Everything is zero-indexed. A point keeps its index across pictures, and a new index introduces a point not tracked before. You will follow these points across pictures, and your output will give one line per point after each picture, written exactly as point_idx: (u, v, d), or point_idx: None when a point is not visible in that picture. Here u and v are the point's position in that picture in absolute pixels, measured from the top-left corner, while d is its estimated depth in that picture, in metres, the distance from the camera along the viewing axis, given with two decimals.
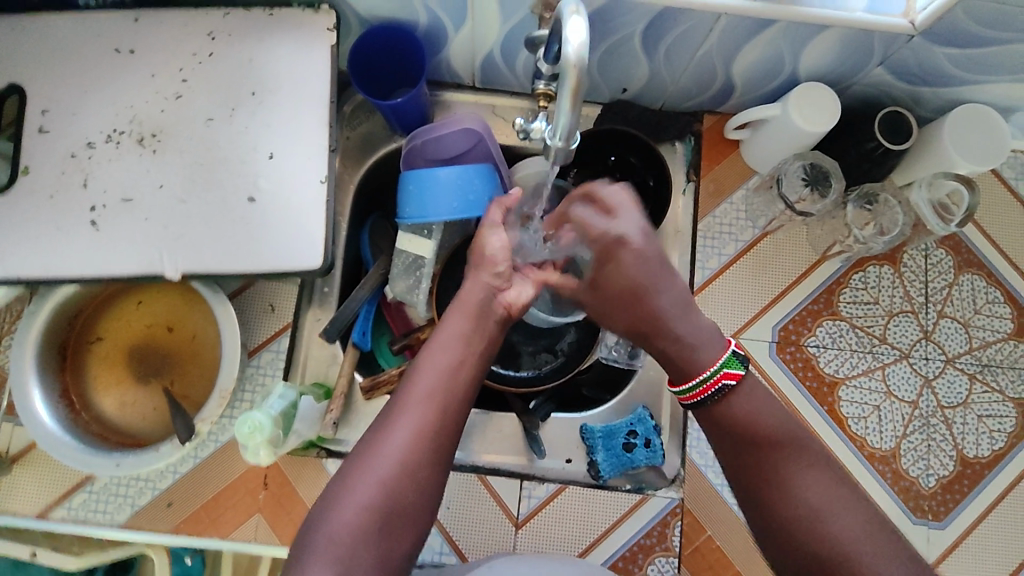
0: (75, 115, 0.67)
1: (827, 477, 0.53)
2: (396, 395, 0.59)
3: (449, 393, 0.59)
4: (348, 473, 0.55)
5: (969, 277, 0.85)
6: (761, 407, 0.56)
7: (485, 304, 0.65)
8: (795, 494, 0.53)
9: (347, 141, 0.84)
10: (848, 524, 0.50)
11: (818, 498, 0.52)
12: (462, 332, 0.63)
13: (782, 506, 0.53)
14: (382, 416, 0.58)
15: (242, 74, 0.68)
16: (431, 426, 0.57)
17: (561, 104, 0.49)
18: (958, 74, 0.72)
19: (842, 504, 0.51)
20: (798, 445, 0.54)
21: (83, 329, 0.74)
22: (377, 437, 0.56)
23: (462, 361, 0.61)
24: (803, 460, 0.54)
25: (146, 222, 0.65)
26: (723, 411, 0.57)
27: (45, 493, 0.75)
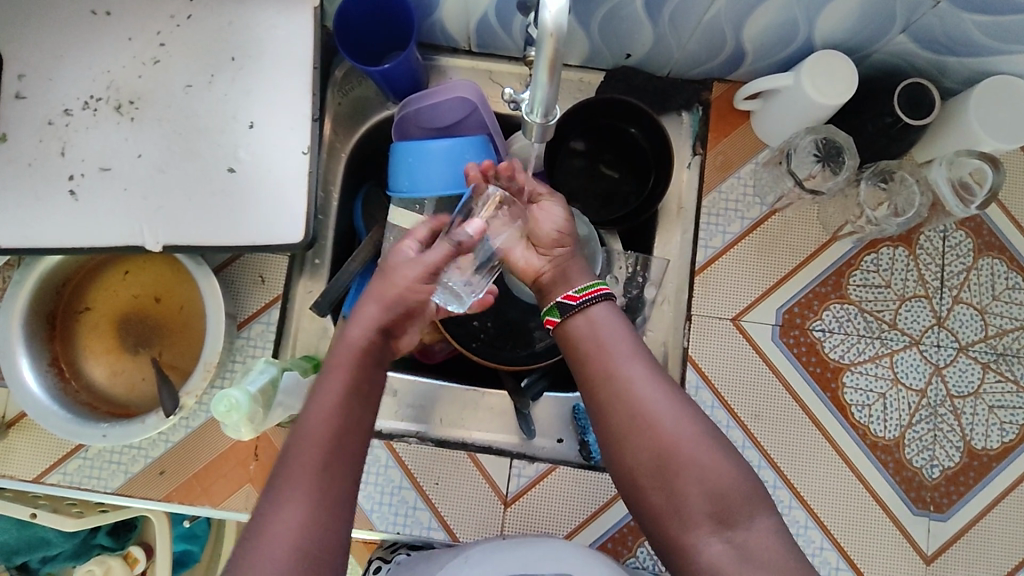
0: (53, 80, 0.65)
1: (690, 418, 0.58)
2: (278, 475, 0.53)
3: (339, 456, 0.55)
4: (236, 571, 0.49)
5: (988, 261, 0.81)
6: (608, 320, 0.63)
7: (378, 354, 0.62)
8: (665, 433, 0.57)
9: (338, 108, 0.81)
10: (713, 455, 0.56)
11: (683, 432, 0.57)
12: (346, 390, 0.58)
13: (662, 449, 0.57)
14: (273, 485, 0.53)
15: (222, 38, 0.66)
16: (330, 490, 0.53)
17: (539, 76, 0.46)
18: (990, 44, 0.66)
19: (704, 441, 0.57)
20: (654, 381, 0.59)
21: (72, 298, 0.74)
22: (266, 521, 0.51)
23: (349, 422, 0.56)
24: (666, 400, 0.58)
25: (125, 192, 0.64)
26: (592, 321, 0.62)
27: (41, 459, 0.76)
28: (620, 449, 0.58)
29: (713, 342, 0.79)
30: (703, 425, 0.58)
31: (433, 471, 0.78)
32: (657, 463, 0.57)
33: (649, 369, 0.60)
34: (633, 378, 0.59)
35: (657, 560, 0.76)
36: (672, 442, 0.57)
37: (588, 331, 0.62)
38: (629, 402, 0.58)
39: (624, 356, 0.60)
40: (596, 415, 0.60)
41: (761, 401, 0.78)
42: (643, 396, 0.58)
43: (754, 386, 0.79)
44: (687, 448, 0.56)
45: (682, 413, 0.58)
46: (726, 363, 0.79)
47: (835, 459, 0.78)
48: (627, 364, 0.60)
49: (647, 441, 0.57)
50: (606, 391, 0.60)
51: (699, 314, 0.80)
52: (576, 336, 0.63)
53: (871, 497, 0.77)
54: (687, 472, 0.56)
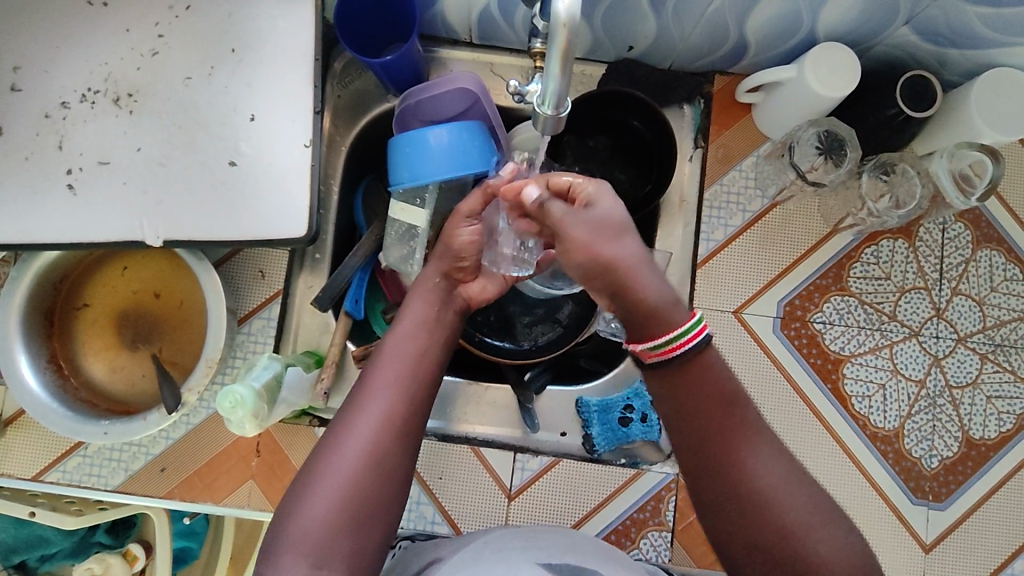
0: (49, 73, 0.64)
1: (810, 499, 0.54)
2: (359, 384, 0.60)
3: (414, 378, 0.60)
4: (315, 466, 0.55)
5: (987, 253, 0.81)
6: (724, 380, 0.56)
7: (444, 295, 0.67)
8: (782, 517, 0.53)
9: (338, 100, 0.81)
10: (837, 545, 0.52)
11: (806, 519, 0.53)
12: (427, 322, 0.64)
13: (774, 534, 0.53)
14: (358, 388, 0.59)
15: (222, 29, 0.65)
16: (404, 407, 0.58)
17: (551, 69, 0.46)
18: (991, 36, 0.66)
19: (830, 532, 0.53)
20: (772, 457, 0.55)
21: (69, 295, 0.73)
22: (345, 423, 0.57)
23: (423, 349, 0.62)
24: (784, 479, 0.54)
25: (125, 186, 0.63)
26: (707, 382, 0.56)
27: (39, 457, 0.75)
28: (725, 526, 0.55)
29: (715, 334, 0.79)
30: (828, 513, 0.53)
31: (436, 465, 0.78)
32: (773, 550, 0.53)
33: (765, 441, 0.55)
34: (750, 454, 0.54)
35: (660, 551, 0.76)
36: (790, 528, 0.52)
37: (694, 393, 0.56)
38: (746, 483, 0.54)
39: (737, 430, 0.55)
40: (701, 485, 0.56)
41: (763, 394, 0.79)
42: (760, 475, 0.54)
43: (756, 378, 0.79)
44: (803, 537, 0.52)
45: (801, 492, 0.54)
46: (728, 356, 0.79)
47: (836, 450, 0.78)
48: (744, 440, 0.55)
49: (757, 521, 0.53)
50: (717, 467, 0.55)
51: (702, 306, 0.80)
52: (679, 400, 0.56)
53: (870, 486, 0.78)
54: (798, 561, 0.52)
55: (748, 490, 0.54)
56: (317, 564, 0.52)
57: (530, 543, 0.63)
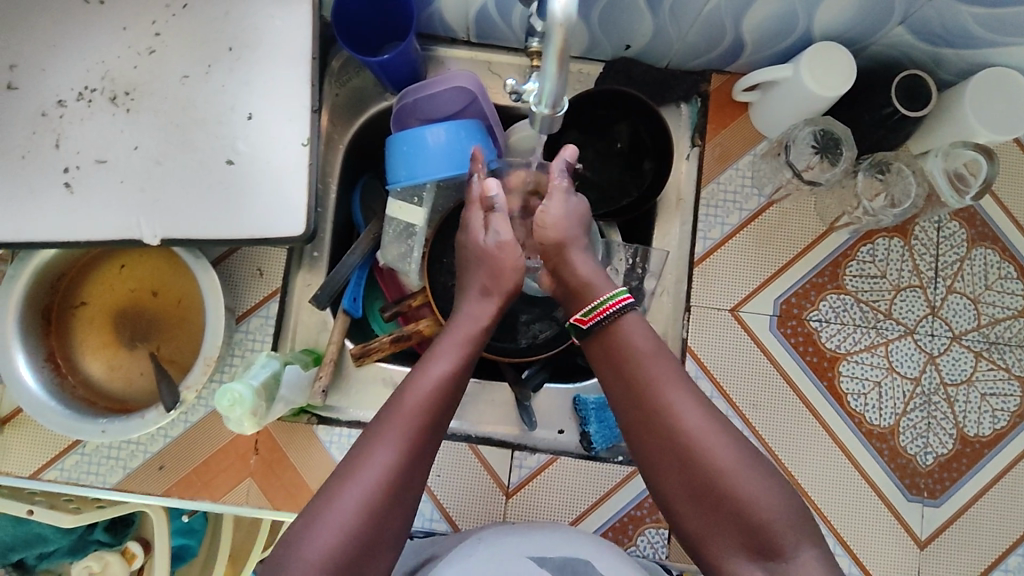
0: (46, 71, 0.64)
1: (734, 444, 0.56)
2: (381, 419, 0.57)
3: (436, 416, 0.58)
4: (326, 499, 0.53)
5: (982, 251, 0.82)
6: (644, 335, 0.61)
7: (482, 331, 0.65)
8: (706, 458, 0.55)
9: (335, 99, 0.81)
10: (762, 486, 0.54)
11: (729, 460, 0.55)
12: (455, 359, 0.61)
13: (706, 477, 0.55)
14: (378, 423, 0.57)
15: (219, 28, 0.65)
16: (422, 449, 0.56)
17: (548, 68, 0.47)
18: (986, 35, 0.67)
19: (753, 473, 0.55)
20: (699, 405, 0.58)
21: (66, 293, 0.73)
22: (361, 459, 0.55)
23: (450, 393, 0.59)
24: (707, 426, 0.57)
25: (121, 185, 0.63)
26: (626, 339, 0.61)
27: (37, 455, 0.75)
28: (656, 472, 0.58)
29: (711, 333, 0.80)
30: (750, 456, 0.56)
31: (435, 463, 0.78)
32: (699, 489, 0.55)
33: (688, 390, 0.58)
34: (673, 400, 0.58)
35: (657, 548, 0.77)
36: (712, 468, 0.55)
37: (618, 349, 0.61)
38: (671, 427, 0.57)
39: (661, 380, 0.59)
40: (633, 433, 0.59)
41: (759, 391, 0.79)
42: (683, 419, 0.57)
43: (752, 375, 0.79)
44: (732, 479, 0.54)
45: (729, 438, 0.56)
46: (725, 353, 0.80)
47: (832, 447, 0.79)
48: (668, 387, 0.58)
49: (683, 462, 0.56)
50: (646, 415, 0.58)
51: (698, 305, 0.80)
52: (610, 357, 0.61)
53: (866, 483, 0.78)
54: (731, 503, 0.54)
55: (675, 433, 0.57)
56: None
57: (527, 540, 0.63)
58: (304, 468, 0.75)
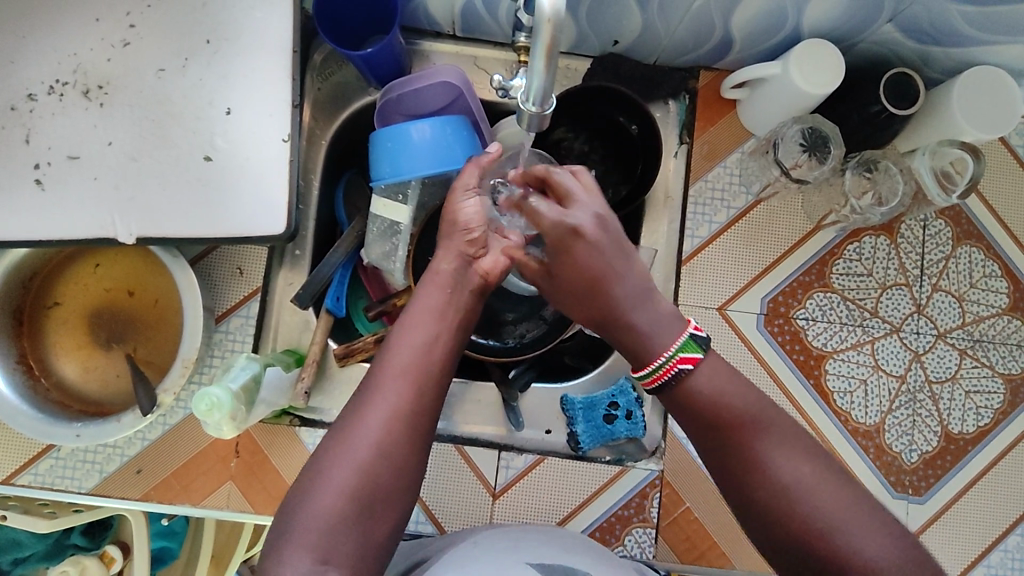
0: (15, 64, 0.62)
1: (839, 489, 0.49)
2: (370, 374, 0.55)
3: (433, 363, 0.55)
4: (324, 457, 0.52)
5: (967, 249, 0.82)
6: (730, 388, 0.52)
7: (461, 275, 0.60)
8: (813, 514, 0.48)
9: (318, 93, 0.79)
10: (875, 540, 0.47)
11: (836, 514, 0.48)
12: (442, 304, 0.58)
13: (813, 539, 0.48)
14: (370, 376, 0.55)
15: (197, 20, 0.63)
16: (420, 397, 0.54)
17: (535, 65, 0.45)
18: (973, 34, 0.67)
19: (866, 524, 0.48)
20: (792, 453, 0.50)
21: (39, 294, 0.71)
22: (354, 416, 0.52)
23: (437, 333, 0.57)
24: (812, 480, 0.49)
25: (95, 182, 0.61)
26: (690, 399, 0.52)
27: (10, 459, 0.73)
28: (755, 529, 0.51)
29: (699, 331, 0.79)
30: (857, 499, 0.49)
31: None
32: (809, 556, 0.48)
33: (786, 440, 0.51)
34: (770, 454, 0.50)
35: (645, 548, 0.77)
36: (821, 530, 0.48)
37: (699, 404, 0.52)
38: (769, 486, 0.49)
39: (756, 432, 0.51)
40: (723, 487, 0.53)
41: None
42: (782, 475, 0.49)
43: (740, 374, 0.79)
44: (843, 539, 0.48)
45: (829, 487, 0.49)
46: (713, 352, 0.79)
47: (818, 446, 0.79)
48: (762, 440, 0.50)
49: (785, 521, 0.49)
50: (737, 477, 0.51)
51: (686, 303, 0.80)
52: (692, 410, 0.52)
53: None
54: (843, 566, 0.47)
55: (773, 496, 0.49)
56: (321, 558, 0.48)
57: (520, 544, 0.62)
58: (286, 471, 0.74)
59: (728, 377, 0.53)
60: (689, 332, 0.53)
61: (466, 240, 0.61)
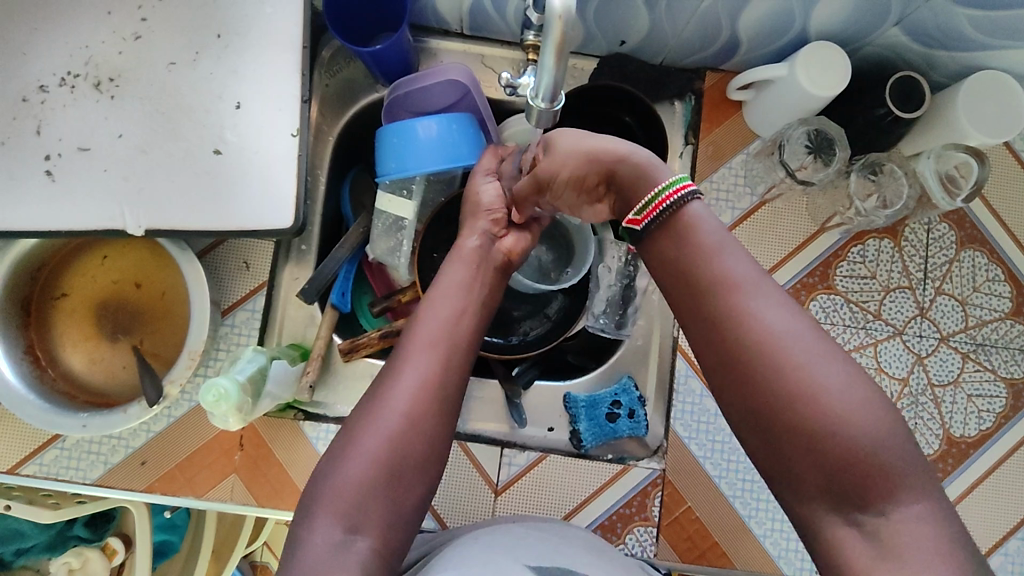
0: (27, 55, 0.62)
1: (822, 357, 0.50)
2: (399, 347, 0.59)
3: (452, 342, 0.59)
4: (356, 427, 0.56)
5: (970, 253, 0.82)
6: (710, 229, 0.56)
7: (483, 255, 0.67)
8: (789, 372, 0.49)
9: (326, 90, 0.79)
10: (855, 409, 0.47)
11: (817, 377, 0.49)
12: (463, 285, 0.63)
13: (785, 394, 0.49)
14: (399, 350, 0.59)
15: (207, 14, 0.63)
16: (439, 371, 0.58)
17: (546, 61, 0.46)
18: (979, 38, 0.67)
19: (849, 389, 0.48)
20: (786, 312, 0.51)
21: (47, 284, 0.71)
22: (383, 389, 0.57)
23: (461, 312, 0.61)
24: (797, 335, 0.50)
25: (106, 174, 0.61)
26: (674, 243, 0.56)
27: (15, 450, 0.73)
28: (732, 386, 0.52)
29: None
30: (833, 354, 0.50)
31: None
32: (785, 407, 0.49)
33: (771, 296, 0.52)
34: (750, 305, 0.52)
35: (646, 546, 0.77)
36: (801, 385, 0.48)
37: (682, 252, 0.56)
38: (749, 330, 0.51)
39: (741, 286, 0.53)
40: (700, 340, 0.54)
41: None
42: (766, 325, 0.51)
43: None
44: (819, 398, 0.48)
45: (822, 360, 0.49)
46: None
47: None
48: (744, 292, 0.52)
49: (761, 378, 0.50)
50: (717, 323, 0.52)
51: None
52: (674, 262, 0.56)
53: None
54: (818, 425, 0.48)
55: (753, 343, 0.51)
56: (349, 528, 0.51)
57: (522, 544, 0.62)
58: (290, 464, 0.74)
59: (727, 235, 0.56)
60: (684, 171, 0.59)
61: (491, 219, 0.69)
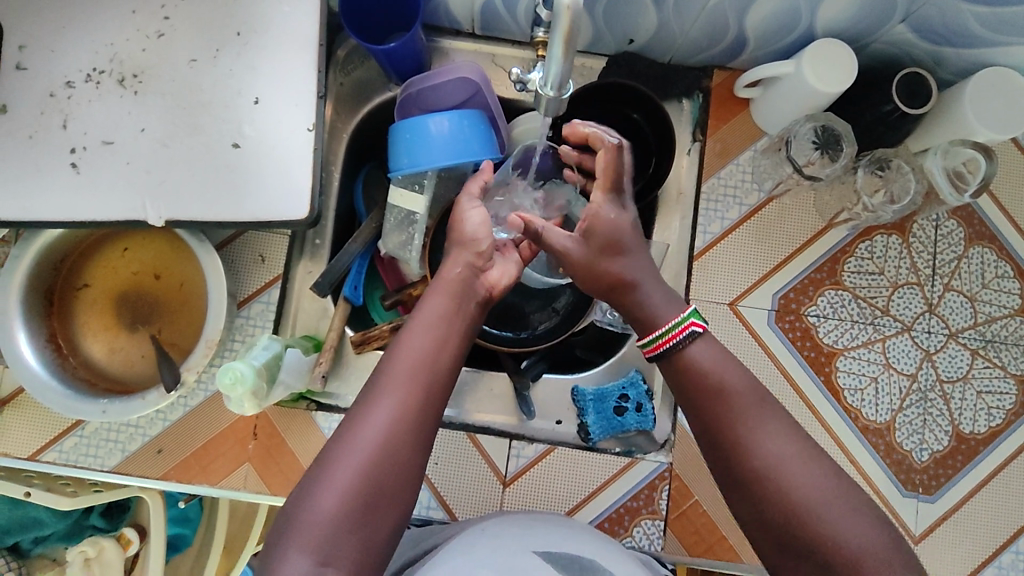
0: (54, 52, 0.64)
1: (820, 471, 0.52)
2: (375, 377, 0.57)
3: (431, 374, 0.57)
4: (327, 458, 0.53)
5: (979, 250, 0.82)
6: (716, 363, 0.57)
7: (466, 285, 0.63)
8: (792, 489, 0.51)
9: (340, 88, 0.81)
10: (849, 521, 0.50)
11: (817, 496, 0.51)
12: (444, 314, 0.60)
13: (790, 516, 0.51)
14: (374, 381, 0.56)
15: (227, 13, 0.66)
16: (417, 404, 0.55)
17: (553, 52, 0.47)
18: (985, 35, 0.68)
19: (847, 510, 0.50)
20: (783, 434, 0.53)
21: (69, 275, 0.73)
22: (357, 420, 0.54)
23: (441, 342, 0.59)
24: (798, 458, 0.52)
25: (128, 166, 0.63)
26: (683, 371, 0.57)
27: (36, 437, 0.75)
28: (736, 498, 0.54)
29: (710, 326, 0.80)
30: (832, 472, 0.52)
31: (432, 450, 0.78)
32: (784, 523, 0.51)
33: (775, 423, 0.54)
34: (756, 434, 0.53)
35: (653, 539, 0.77)
36: (800, 504, 0.50)
37: (692, 373, 0.57)
38: (753, 464, 0.53)
39: (747, 408, 0.54)
40: (711, 457, 0.56)
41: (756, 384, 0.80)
42: (772, 454, 0.52)
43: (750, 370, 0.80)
44: (820, 514, 0.50)
45: (815, 472, 0.51)
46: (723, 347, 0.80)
47: (828, 442, 0.79)
48: (752, 417, 0.54)
49: (768, 494, 0.52)
50: (724, 448, 0.55)
51: (697, 298, 0.81)
52: (687, 374, 0.57)
53: (860, 477, 0.79)
54: (817, 543, 0.50)
55: (757, 472, 0.52)
56: (321, 561, 0.49)
57: (528, 535, 0.63)
58: (302, 454, 0.76)
59: (730, 356, 0.58)
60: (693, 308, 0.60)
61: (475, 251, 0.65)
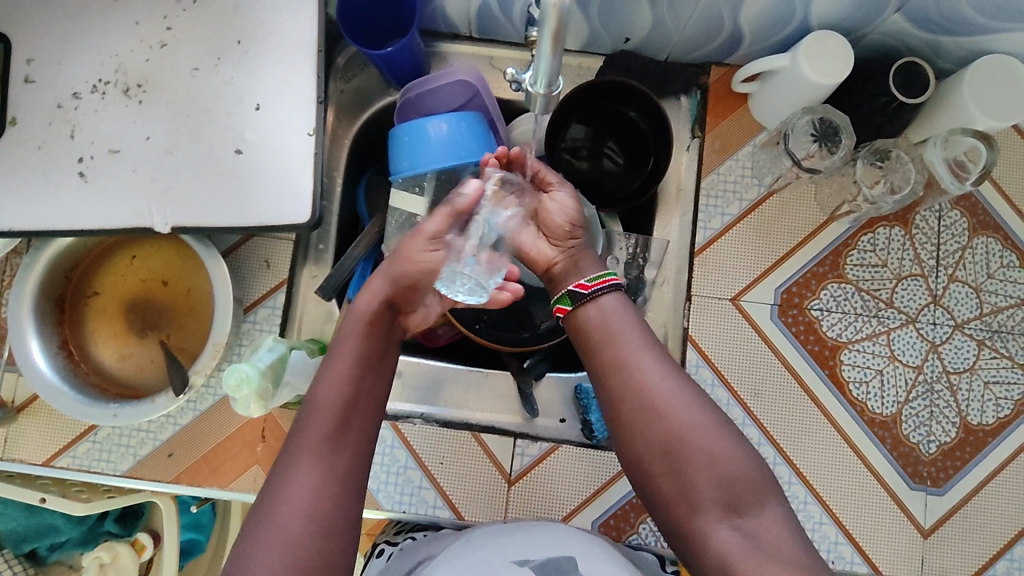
0: (61, 64, 0.66)
1: (697, 405, 0.59)
2: (294, 438, 0.59)
3: (347, 422, 0.60)
4: (260, 527, 0.55)
5: (983, 240, 0.82)
6: (614, 319, 0.64)
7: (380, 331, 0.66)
8: (672, 418, 0.58)
9: (341, 95, 0.83)
10: (721, 443, 0.58)
11: (693, 422, 0.58)
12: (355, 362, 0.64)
13: (671, 440, 0.58)
14: (294, 444, 0.59)
15: (227, 22, 0.67)
16: (336, 454, 0.58)
17: (543, 48, 0.48)
18: (981, 22, 0.68)
19: (720, 435, 0.58)
20: (661, 365, 0.61)
21: (80, 283, 0.75)
22: (281, 484, 0.56)
23: (357, 392, 0.62)
24: (675, 388, 0.60)
25: (134, 174, 0.65)
26: (583, 322, 0.65)
27: (50, 443, 0.77)
28: (627, 437, 0.60)
29: (713, 322, 0.80)
30: (702, 400, 0.60)
31: (438, 450, 0.79)
32: (666, 448, 0.58)
33: (654, 357, 0.62)
34: (639, 366, 0.61)
35: (659, 536, 0.77)
36: (681, 428, 0.58)
37: (601, 320, 0.64)
38: (637, 389, 0.60)
39: (629, 351, 0.62)
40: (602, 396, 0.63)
41: (760, 379, 0.80)
42: (651, 381, 0.60)
43: (754, 364, 0.80)
44: (697, 436, 0.58)
45: (693, 403, 0.59)
46: (726, 342, 0.80)
47: (834, 436, 0.79)
48: (634, 351, 0.62)
49: (652, 422, 0.59)
50: (612, 380, 0.62)
51: (699, 294, 0.81)
52: (588, 326, 0.64)
53: (867, 470, 0.78)
54: (697, 460, 0.57)
55: (645, 403, 0.59)
56: None
57: (517, 542, 0.63)
58: None
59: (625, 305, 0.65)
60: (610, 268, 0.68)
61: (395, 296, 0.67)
